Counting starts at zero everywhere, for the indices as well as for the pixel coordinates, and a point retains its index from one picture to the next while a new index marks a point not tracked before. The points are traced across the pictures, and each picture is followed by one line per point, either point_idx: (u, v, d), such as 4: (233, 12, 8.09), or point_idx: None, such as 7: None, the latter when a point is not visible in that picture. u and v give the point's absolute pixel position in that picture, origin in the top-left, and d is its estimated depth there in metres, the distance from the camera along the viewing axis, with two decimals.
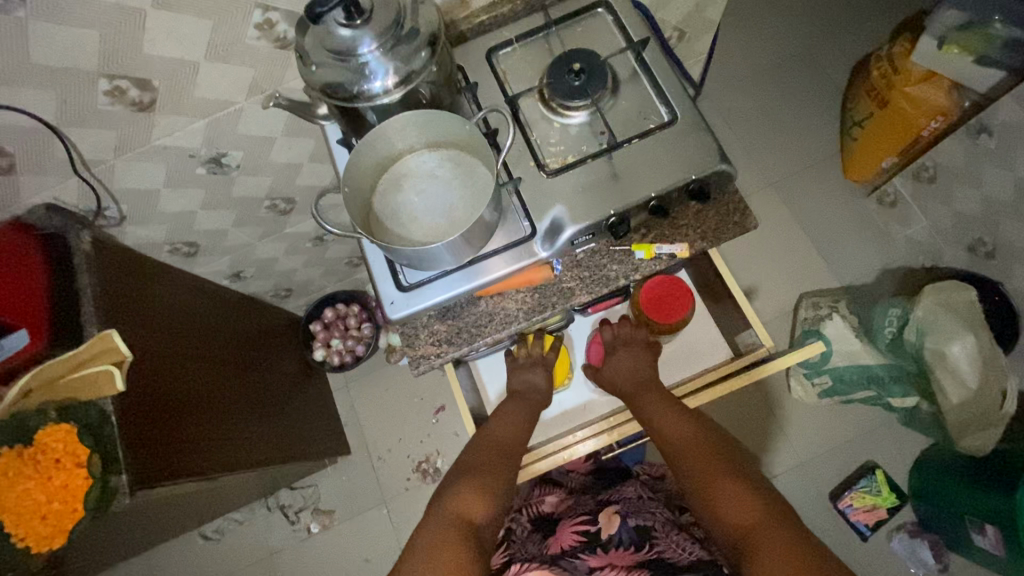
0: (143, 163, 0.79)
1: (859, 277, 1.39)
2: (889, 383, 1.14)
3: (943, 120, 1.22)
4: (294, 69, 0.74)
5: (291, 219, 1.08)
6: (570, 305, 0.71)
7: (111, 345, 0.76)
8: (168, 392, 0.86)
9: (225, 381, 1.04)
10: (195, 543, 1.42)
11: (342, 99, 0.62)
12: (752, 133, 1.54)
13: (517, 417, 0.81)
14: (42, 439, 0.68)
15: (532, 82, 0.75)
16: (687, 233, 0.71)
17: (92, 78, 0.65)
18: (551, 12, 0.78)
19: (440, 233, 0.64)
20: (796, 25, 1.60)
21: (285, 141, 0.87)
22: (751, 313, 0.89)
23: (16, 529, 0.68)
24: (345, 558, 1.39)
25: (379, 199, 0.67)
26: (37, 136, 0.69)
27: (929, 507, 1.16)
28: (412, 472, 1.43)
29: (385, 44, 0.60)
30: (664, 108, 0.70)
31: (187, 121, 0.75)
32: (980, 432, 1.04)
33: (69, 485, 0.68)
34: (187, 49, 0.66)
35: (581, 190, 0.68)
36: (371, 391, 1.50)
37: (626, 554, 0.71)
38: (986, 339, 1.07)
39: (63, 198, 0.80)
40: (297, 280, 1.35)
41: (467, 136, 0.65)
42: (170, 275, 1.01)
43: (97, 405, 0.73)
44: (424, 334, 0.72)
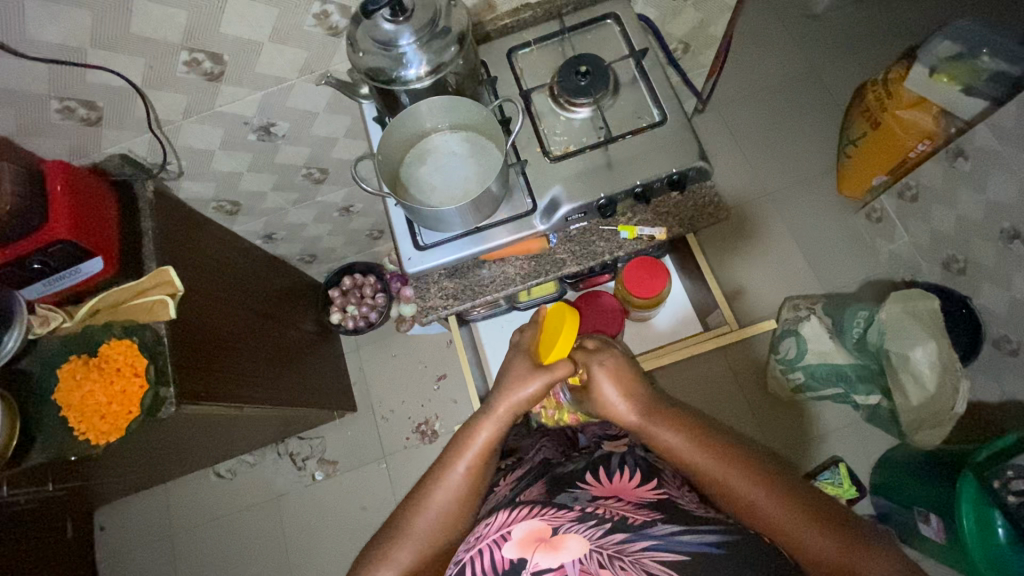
0: (205, 125, 0.91)
1: (842, 285, 1.48)
2: (855, 381, 1.26)
3: (930, 142, 1.32)
4: (341, 53, 0.86)
5: (323, 188, 1.21)
6: (561, 273, 0.83)
7: (166, 277, 0.88)
8: (208, 328, 0.99)
9: (253, 327, 1.16)
10: (210, 481, 1.55)
11: (381, 82, 0.74)
12: (753, 145, 1.64)
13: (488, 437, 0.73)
14: (107, 350, 0.83)
15: (545, 79, 0.86)
16: (667, 219, 0.82)
17: (176, 50, 0.77)
18: (566, 20, 0.89)
19: (454, 201, 0.76)
20: (804, 47, 1.69)
21: (326, 116, 0.99)
22: (721, 298, 1.02)
23: (79, 424, 0.82)
24: (345, 505, 1.51)
25: (406, 169, 0.79)
26: (124, 95, 0.81)
27: (888, 499, 1.25)
28: (411, 432, 1.55)
29: (421, 38, 0.72)
30: (657, 109, 0.81)
31: (247, 92, 0.87)
32: (932, 429, 1.16)
33: (127, 391, 0.81)
34: (256, 31, 0.78)
35: (579, 175, 0.80)
36: (379, 355, 1.62)
37: (630, 488, 0.70)
38: (946, 345, 1.16)
39: (135, 151, 0.92)
40: (321, 247, 1.47)
41: (484, 120, 0.77)
42: (213, 228, 1.14)
43: (153, 328, 0.85)
44: (433, 289, 0.84)
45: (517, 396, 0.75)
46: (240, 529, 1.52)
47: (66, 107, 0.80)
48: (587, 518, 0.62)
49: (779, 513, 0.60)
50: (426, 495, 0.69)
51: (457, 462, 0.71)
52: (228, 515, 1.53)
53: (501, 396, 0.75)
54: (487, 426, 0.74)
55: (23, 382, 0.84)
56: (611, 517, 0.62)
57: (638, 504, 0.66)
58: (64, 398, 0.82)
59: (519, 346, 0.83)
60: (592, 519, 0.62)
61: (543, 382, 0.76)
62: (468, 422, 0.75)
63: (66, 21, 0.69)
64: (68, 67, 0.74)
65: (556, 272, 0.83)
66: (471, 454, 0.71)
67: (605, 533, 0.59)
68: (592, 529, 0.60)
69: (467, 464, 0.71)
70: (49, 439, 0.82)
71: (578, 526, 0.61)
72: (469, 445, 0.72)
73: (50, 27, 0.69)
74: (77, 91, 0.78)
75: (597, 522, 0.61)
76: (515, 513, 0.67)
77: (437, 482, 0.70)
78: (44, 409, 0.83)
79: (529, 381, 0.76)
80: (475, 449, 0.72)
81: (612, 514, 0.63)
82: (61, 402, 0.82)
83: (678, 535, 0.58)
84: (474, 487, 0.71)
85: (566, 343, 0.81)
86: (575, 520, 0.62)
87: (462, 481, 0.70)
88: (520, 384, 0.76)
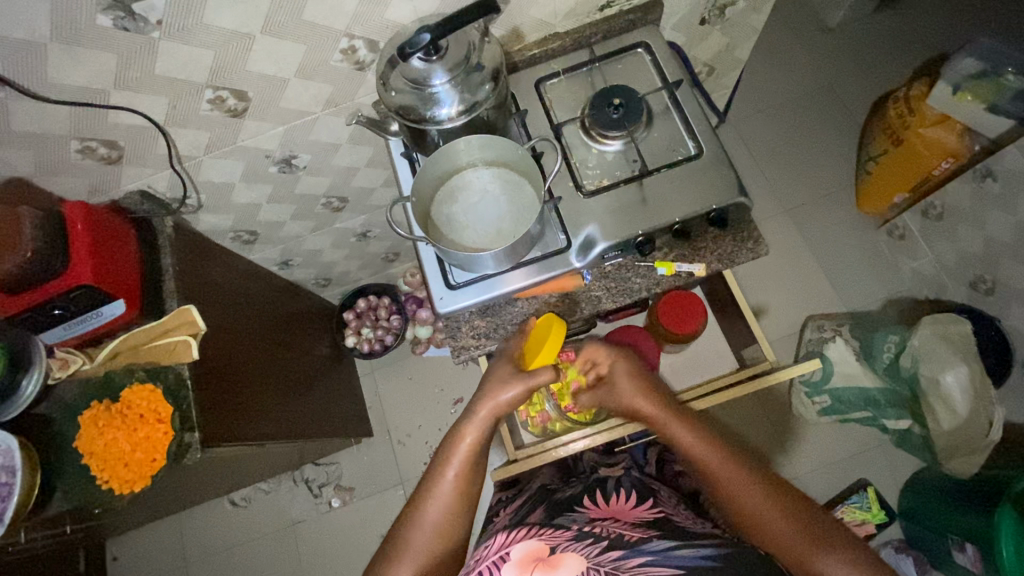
0: (227, 160, 0.89)
1: (864, 304, 1.46)
2: (884, 405, 1.24)
3: (953, 161, 1.29)
4: (367, 86, 0.84)
5: (342, 216, 1.19)
6: (597, 310, 0.81)
7: (188, 318, 0.85)
8: (230, 367, 0.96)
9: (271, 358, 1.14)
10: (225, 508, 1.53)
11: (412, 120, 0.72)
12: (771, 162, 1.62)
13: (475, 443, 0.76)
14: (129, 396, 0.80)
15: (575, 110, 0.84)
16: (704, 255, 0.80)
17: (201, 89, 0.75)
18: (595, 50, 0.87)
19: (487, 241, 0.74)
20: (822, 60, 1.68)
21: (348, 148, 0.97)
22: (759, 332, 0.99)
23: (102, 472, 0.79)
24: (362, 533, 1.49)
25: (437, 207, 0.76)
26: (146, 133, 0.79)
27: (917, 525, 1.23)
28: (429, 457, 1.52)
29: (455, 77, 0.70)
30: (692, 142, 0.79)
31: (270, 127, 0.85)
32: (968, 457, 1.14)
33: (151, 437, 0.79)
34: (282, 67, 0.76)
35: (614, 210, 0.77)
36: (395, 378, 1.60)
37: (629, 510, 0.77)
38: (977, 370, 1.15)
39: (154, 187, 0.90)
40: (336, 271, 1.45)
41: (518, 158, 0.75)
42: (230, 259, 1.12)
43: (175, 370, 0.83)
44: (465, 328, 0.82)
45: (498, 401, 0.77)
46: (255, 558, 1.49)
47: (86, 147, 0.78)
48: (584, 537, 0.65)
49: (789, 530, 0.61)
50: (420, 509, 0.71)
51: (445, 469, 0.73)
52: (243, 543, 1.51)
53: (481, 404, 0.77)
54: (470, 431, 0.76)
55: (42, 428, 0.82)
56: (608, 536, 0.66)
57: (635, 522, 0.71)
58: (86, 446, 0.79)
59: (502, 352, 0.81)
60: (589, 538, 0.65)
61: (523, 388, 0.78)
62: (454, 430, 0.77)
63: (90, 63, 0.67)
64: (90, 108, 0.72)
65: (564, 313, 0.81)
66: (458, 462, 0.73)
67: (601, 549, 0.62)
68: (587, 545, 0.63)
69: (456, 470, 0.73)
70: (71, 489, 0.80)
71: (575, 544, 0.64)
72: (454, 454, 0.74)
73: (74, 71, 0.67)
74: (97, 131, 0.76)
75: (595, 541, 0.65)
76: (513, 536, 0.71)
77: (429, 494, 0.71)
78: (66, 457, 0.81)
79: (507, 387, 0.78)
80: (461, 457, 0.74)
81: (609, 534, 0.66)
82: (84, 450, 0.79)
83: (673, 549, 0.59)
84: (467, 493, 0.72)
85: (554, 347, 0.75)
86: (572, 539, 0.65)
87: (453, 492, 0.72)
88: (500, 391, 0.78)
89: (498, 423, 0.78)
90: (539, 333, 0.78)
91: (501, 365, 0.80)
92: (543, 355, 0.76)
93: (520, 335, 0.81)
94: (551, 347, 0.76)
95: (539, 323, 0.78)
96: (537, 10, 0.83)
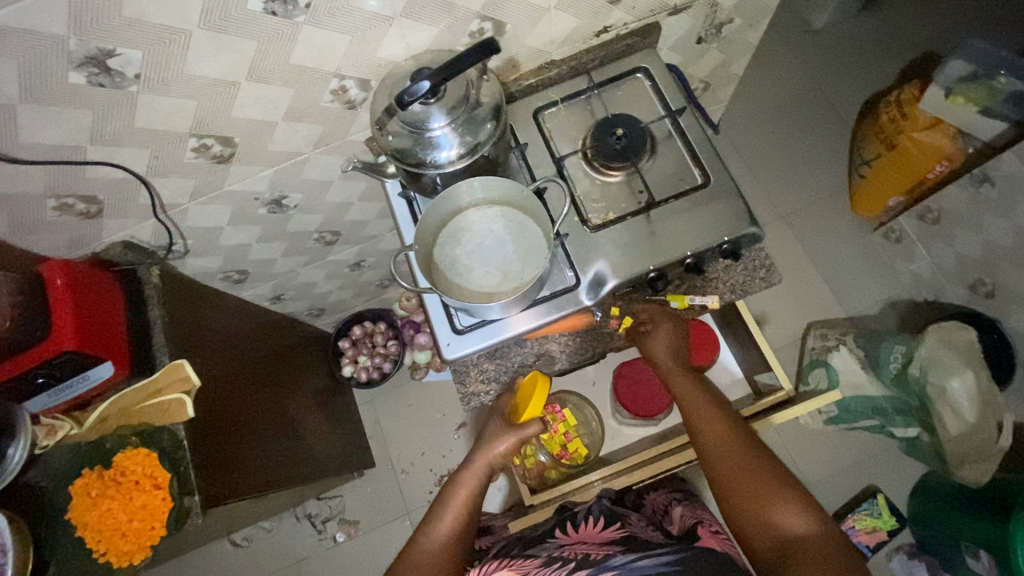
0: (214, 206, 0.85)
1: (864, 309, 1.46)
2: (892, 413, 1.25)
3: (948, 164, 1.28)
4: (360, 124, 0.81)
5: (335, 248, 1.15)
6: (609, 346, 0.80)
7: (182, 374, 0.81)
8: (225, 417, 0.92)
9: (269, 401, 1.10)
10: (226, 550, 1.48)
11: (411, 164, 0.69)
12: (764, 168, 1.61)
13: (471, 488, 0.77)
14: (122, 462, 0.76)
15: (576, 140, 0.82)
16: (717, 286, 0.78)
17: (183, 138, 0.71)
18: (594, 76, 0.84)
19: (493, 285, 0.71)
20: (810, 64, 1.67)
21: (341, 184, 0.94)
22: (773, 358, 0.98)
23: (99, 544, 0.75)
24: (369, 567, 1.45)
25: (440, 250, 0.73)
26: (127, 185, 0.75)
27: (928, 532, 1.23)
28: (434, 485, 1.49)
29: (455, 119, 0.67)
30: (698, 170, 0.77)
31: (259, 170, 0.81)
32: (977, 464, 1.12)
33: (148, 505, 0.75)
34: (270, 112, 0.72)
35: (623, 245, 0.75)
36: (395, 405, 1.57)
37: (596, 531, 0.80)
38: (984, 375, 1.14)
39: (138, 237, 0.85)
40: (330, 300, 1.41)
41: (523, 197, 0.72)
42: (221, 300, 1.07)
43: (171, 430, 0.79)
44: (473, 372, 0.79)
45: (490, 454, 0.79)
46: None
47: (63, 204, 0.73)
48: (553, 562, 0.68)
49: (790, 515, 0.61)
50: (416, 552, 0.71)
51: (444, 517, 0.74)
52: None
53: (475, 458, 0.79)
54: (468, 483, 0.78)
55: (30, 501, 0.77)
56: (575, 557, 0.69)
57: (601, 544, 0.75)
58: (80, 517, 0.75)
59: (495, 408, 0.83)
60: (558, 562, 0.69)
61: (515, 440, 0.80)
62: (451, 481, 0.79)
63: (64, 121, 0.63)
64: (66, 166, 0.68)
65: (547, 366, 0.80)
66: (457, 507, 0.75)
67: (569, 570, 0.65)
68: (556, 569, 0.67)
69: (454, 518, 0.74)
70: (66, 563, 0.75)
71: (544, 568, 0.68)
72: (450, 502, 0.76)
73: (47, 129, 0.63)
74: (75, 187, 0.72)
75: (563, 565, 0.68)
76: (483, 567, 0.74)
77: (425, 537, 0.72)
78: (61, 530, 0.76)
79: (501, 439, 0.80)
80: (457, 504, 0.75)
81: (577, 555, 0.70)
82: (78, 522, 0.75)
83: (634, 561, 0.63)
84: (462, 535, 0.73)
85: (540, 402, 0.78)
86: (540, 566, 0.68)
87: (450, 535, 0.73)
88: (492, 444, 0.80)
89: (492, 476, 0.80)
90: (526, 389, 0.79)
91: (493, 422, 0.82)
92: (531, 410, 0.78)
93: (509, 392, 0.82)
94: (537, 401, 0.78)
95: (525, 380, 0.80)
96: (533, 39, 0.81)
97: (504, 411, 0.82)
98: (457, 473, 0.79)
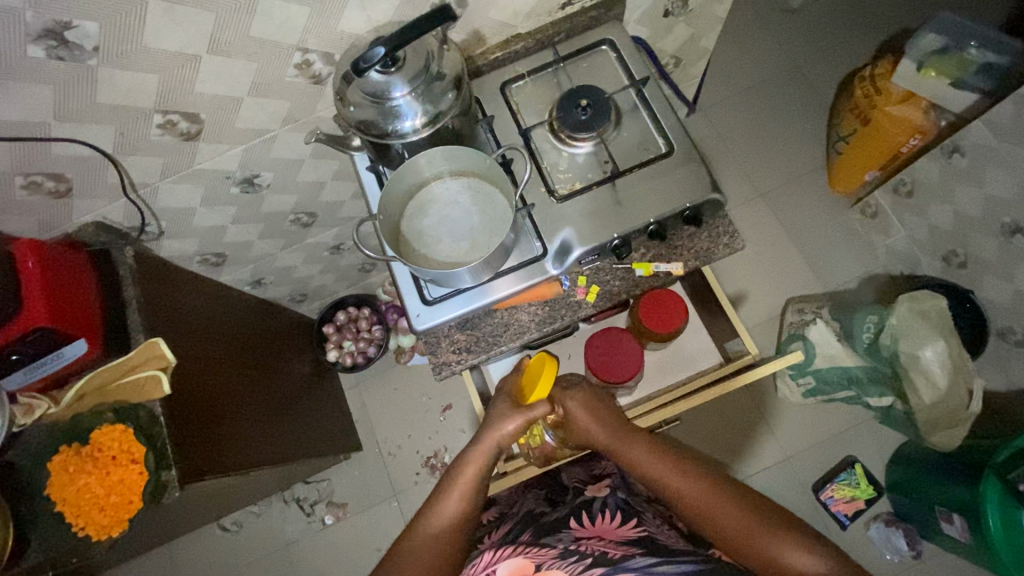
0: (185, 185, 0.85)
1: (842, 284, 1.48)
2: (866, 384, 1.25)
3: (921, 137, 1.31)
4: (326, 100, 0.81)
5: (313, 231, 1.16)
6: (577, 317, 0.79)
7: (157, 351, 0.82)
8: (205, 397, 0.92)
9: (252, 383, 1.11)
10: (215, 535, 1.49)
11: (375, 135, 0.70)
12: (743, 147, 1.62)
13: (475, 468, 0.77)
14: (98, 438, 0.77)
15: (543, 113, 0.83)
16: (682, 253, 0.79)
17: (149, 114, 0.71)
18: (559, 49, 0.85)
19: (460, 254, 0.72)
20: (787, 42, 1.68)
21: (312, 163, 0.94)
22: (740, 325, 1.01)
23: (77, 519, 0.76)
24: (358, 547, 1.47)
25: (407, 222, 0.74)
26: (95, 163, 0.75)
27: (904, 499, 1.26)
28: (421, 466, 1.51)
29: (416, 88, 0.68)
30: (662, 140, 0.78)
31: (227, 148, 0.82)
32: (950, 429, 1.15)
33: (125, 480, 0.76)
34: (234, 87, 0.73)
35: (588, 214, 0.76)
36: (381, 389, 1.58)
37: (614, 527, 0.81)
38: (955, 343, 1.17)
39: (110, 217, 0.86)
40: (312, 285, 1.42)
41: (488, 167, 0.73)
42: (199, 283, 1.08)
43: (147, 407, 0.79)
44: (445, 343, 0.80)
45: (499, 432, 0.79)
46: None
47: (31, 182, 0.74)
48: (570, 556, 0.71)
49: (742, 521, 0.64)
50: (420, 531, 0.71)
51: (450, 494, 0.74)
52: (237, 568, 1.47)
53: (482, 438, 0.79)
54: (473, 462, 0.77)
55: (8, 477, 0.78)
56: (592, 553, 0.71)
57: (619, 541, 0.76)
58: (58, 492, 0.76)
59: (502, 390, 0.86)
60: (575, 555, 0.71)
61: (522, 420, 0.80)
62: (457, 463, 0.78)
63: (26, 97, 0.63)
64: (31, 143, 0.68)
65: (518, 336, 0.80)
66: (461, 487, 0.75)
67: (586, 567, 0.67)
68: (572, 564, 0.69)
69: (459, 498, 0.74)
70: (45, 539, 0.76)
71: (560, 562, 0.70)
72: (455, 483, 0.75)
73: (8, 104, 0.63)
74: (42, 165, 0.72)
75: (579, 558, 0.70)
76: (500, 552, 0.76)
77: (428, 517, 0.72)
78: (39, 507, 0.77)
79: (508, 419, 0.80)
80: (462, 486, 0.75)
81: (594, 551, 0.71)
82: (55, 497, 0.76)
83: (653, 567, 0.65)
84: (467, 518, 0.73)
85: (548, 383, 0.82)
86: (557, 558, 0.71)
87: (454, 516, 0.72)
88: (499, 424, 0.80)
89: (499, 456, 0.80)
90: (534, 370, 0.85)
91: (501, 400, 0.84)
92: (537, 390, 0.82)
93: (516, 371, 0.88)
94: (545, 382, 0.82)
95: (534, 361, 0.86)
96: (497, 12, 0.81)
97: (512, 391, 0.85)
98: (464, 452, 0.79)
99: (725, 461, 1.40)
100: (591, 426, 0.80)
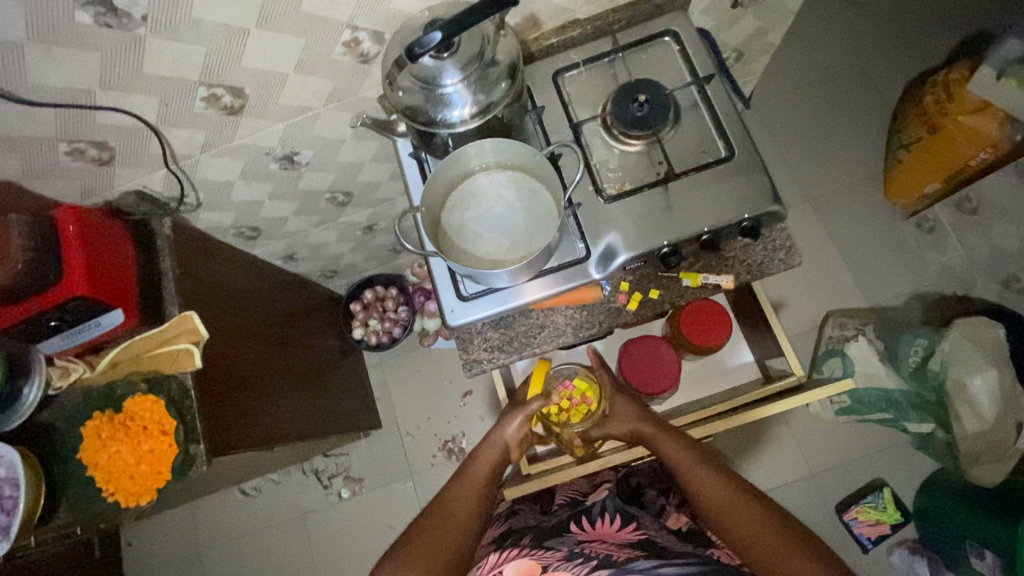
0: (225, 158, 0.84)
1: (887, 300, 1.41)
2: (906, 408, 1.22)
3: (992, 152, 1.23)
4: (372, 80, 0.78)
5: (347, 210, 1.14)
6: (616, 321, 0.76)
7: (191, 325, 0.81)
8: (236, 373, 0.93)
9: (280, 358, 1.11)
10: (235, 498, 1.53)
11: (422, 122, 0.67)
12: (795, 147, 1.54)
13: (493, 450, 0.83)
14: (131, 407, 0.78)
15: (596, 106, 0.78)
16: (733, 265, 0.75)
17: (193, 87, 0.69)
18: (618, 38, 0.80)
19: (501, 251, 0.69)
20: (853, 37, 1.57)
21: (353, 143, 0.92)
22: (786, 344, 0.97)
23: (108, 484, 0.77)
24: (373, 523, 1.49)
25: (448, 215, 0.71)
26: (138, 133, 0.74)
27: (934, 529, 1.21)
28: (438, 450, 1.52)
29: (468, 76, 0.65)
30: (722, 143, 0.73)
31: (269, 124, 0.80)
32: (993, 463, 1.12)
33: (156, 450, 0.76)
34: (280, 63, 0.70)
35: (637, 217, 0.72)
36: (403, 370, 1.58)
37: (613, 530, 0.81)
38: (1009, 375, 1.13)
39: (150, 187, 0.85)
40: (342, 262, 1.41)
41: (535, 162, 0.70)
42: (233, 256, 1.08)
43: (179, 378, 0.79)
44: (477, 340, 0.78)
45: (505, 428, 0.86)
46: (265, 547, 1.50)
47: (75, 149, 0.73)
48: (575, 557, 0.70)
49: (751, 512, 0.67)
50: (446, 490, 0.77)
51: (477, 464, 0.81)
52: (255, 531, 1.51)
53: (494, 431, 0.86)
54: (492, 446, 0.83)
55: (44, 438, 0.80)
56: (597, 556, 0.71)
57: (620, 544, 0.75)
58: (90, 458, 0.78)
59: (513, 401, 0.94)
60: (581, 558, 0.70)
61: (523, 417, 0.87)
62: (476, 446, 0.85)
63: (74, 63, 0.62)
64: (77, 110, 0.68)
65: (554, 339, 0.78)
66: (488, 459, 0.82)
67: (591, 569, 0.67)
68: (577, 566, 0.68)
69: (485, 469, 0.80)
70: (77, 500, 0.78)
71: (566, 564, 0.69)
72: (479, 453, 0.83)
73: (55, 70, 0.62)
74: (86, 132, 0.71)
75: (584, 560, 0.70)
76: (506, 553, 0.75)
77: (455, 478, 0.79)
78: (71, 469, 0.79)
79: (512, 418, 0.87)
80: (486, 457, 0.82)
81: (598, 553, 0.71)
82: (88, 462, 0.78)
83: (658, 568, 0.66)
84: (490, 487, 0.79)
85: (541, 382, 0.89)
86: (563, 559, 0.70)
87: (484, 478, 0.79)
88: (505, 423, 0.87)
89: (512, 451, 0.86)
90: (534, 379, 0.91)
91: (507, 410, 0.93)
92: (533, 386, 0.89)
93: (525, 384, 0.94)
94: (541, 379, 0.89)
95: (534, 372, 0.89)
96: None
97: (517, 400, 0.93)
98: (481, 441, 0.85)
99: (747, 472, 1.36)
100: (637, 418, 0.83)
